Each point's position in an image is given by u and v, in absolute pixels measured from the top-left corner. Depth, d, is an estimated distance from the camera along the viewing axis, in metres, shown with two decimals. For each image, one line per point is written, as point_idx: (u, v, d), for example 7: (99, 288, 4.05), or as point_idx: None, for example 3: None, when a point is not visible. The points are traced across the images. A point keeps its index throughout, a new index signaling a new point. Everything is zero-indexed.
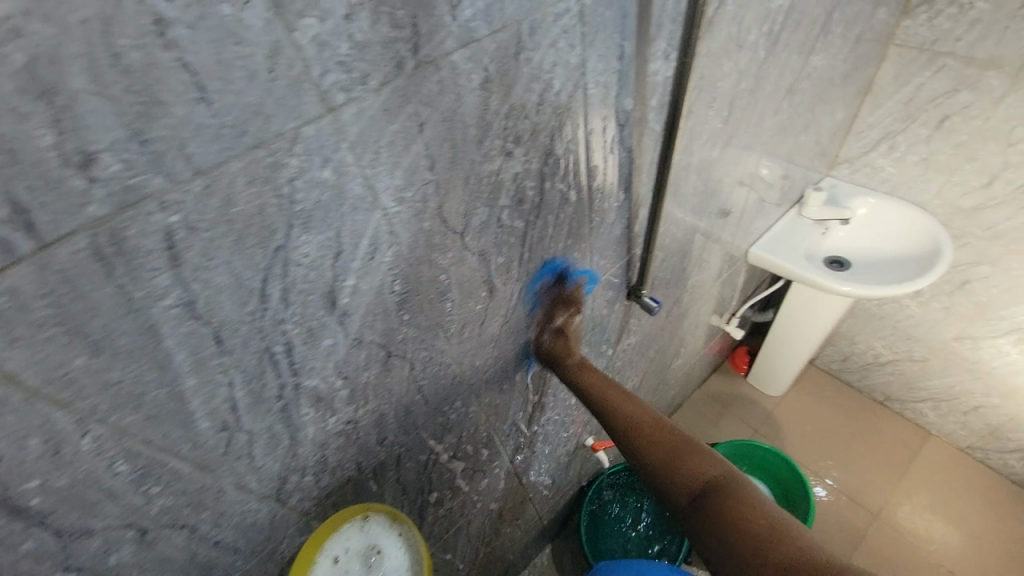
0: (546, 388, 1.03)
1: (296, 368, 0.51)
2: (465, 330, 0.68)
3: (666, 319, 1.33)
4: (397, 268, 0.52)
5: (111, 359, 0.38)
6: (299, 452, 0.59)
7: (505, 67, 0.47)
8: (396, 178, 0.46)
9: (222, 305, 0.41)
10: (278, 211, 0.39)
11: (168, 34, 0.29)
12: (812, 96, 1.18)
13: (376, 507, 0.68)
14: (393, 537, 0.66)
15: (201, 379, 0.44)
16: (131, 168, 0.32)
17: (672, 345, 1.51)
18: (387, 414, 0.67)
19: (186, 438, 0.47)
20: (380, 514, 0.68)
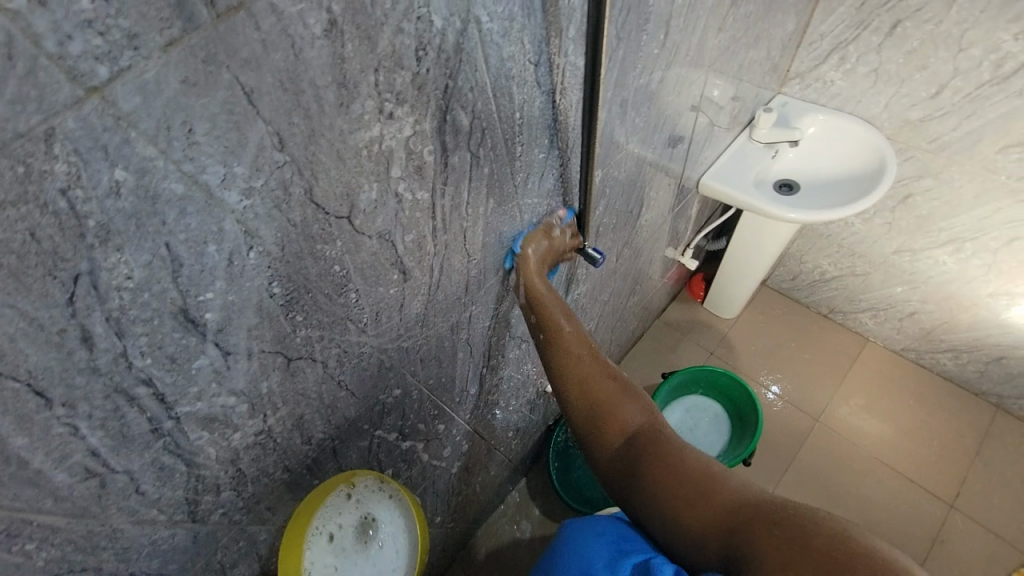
0: (496, 351, 0.98)
1: (168, 398, 0.44)
2: (382, 316, 0.61)
3: (618, 261, 1.30)
4: (271, 270, 0.44)
5: None
6: (205, 473, 0.53)
7: (356, 5, 0.37)
8: (235, 166, 0.36)
9: (25, 353, 0.33)
10: (64, 233, 0.31)
11: None
12: (759, 5, 1.08)
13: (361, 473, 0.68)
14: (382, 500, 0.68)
15: (36, 435, 0.37)
16: None
17: (627, 284, 1.50)
18: (307, 416, 0.61)
19: (45, 495, 0.41)
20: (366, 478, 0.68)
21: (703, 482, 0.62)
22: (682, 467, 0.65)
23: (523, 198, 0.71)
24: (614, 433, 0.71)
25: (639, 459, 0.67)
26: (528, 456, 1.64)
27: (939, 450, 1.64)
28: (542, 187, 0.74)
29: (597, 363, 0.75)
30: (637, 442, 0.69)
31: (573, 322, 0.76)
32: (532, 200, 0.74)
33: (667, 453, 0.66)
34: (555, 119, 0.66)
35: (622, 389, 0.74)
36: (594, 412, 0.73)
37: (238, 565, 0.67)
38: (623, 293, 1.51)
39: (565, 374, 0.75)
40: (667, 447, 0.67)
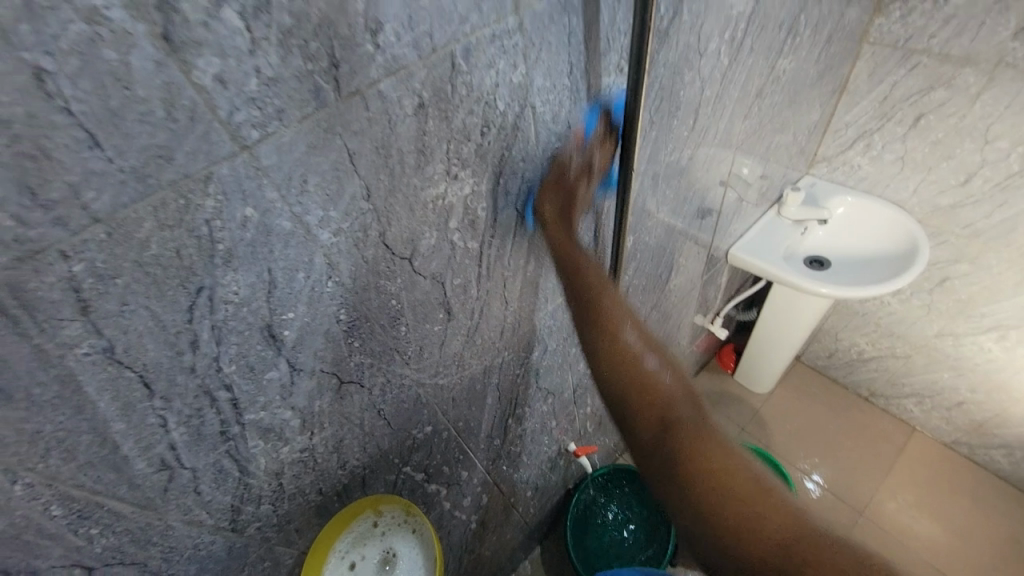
0: (523, 399, 1.01)
1: (239, 403, 0.49)
2: (425, 351, 0.67)
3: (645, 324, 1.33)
4: (342, 298, 0.51)
5: (27, 409, 0.36)
6: (252, 482, 0.57)
7: (440, 92, 0.46)
8: (330, 210, 0.45)
9: (145, 348, 0.40)
10: (198, 253, 0.38)
11: (48, 86, 0.28)
12: (784, 97, 1.18)
13: (388, 500, 0.70)
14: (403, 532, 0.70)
15: (133, 424, 0.43)
16: (24, 223, 0.30)
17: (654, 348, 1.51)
18: (346, 439, 0.65)
19: (122, 481, 0.46)
20: (392, 507, 0.71)
21: (759, 511, 0.58)
22: (723, 475, 0.61)
23: None
24: (649, 416, 0.66)
25: (676, 461, 0.62)
26: (545, 520, 1.58)
27: (1002, 557, 1.48)
28: (577, 246, 0.81)
29: (636, 361, 0.69)
30: (677, 433, 0.64)
31: (600, 281, 0.71)
32: None
33: (706, 458, 0.62)
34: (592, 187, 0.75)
35: (665, 386, 0.68)
36: (630, 408, 0.67)
37: None
38: None
39: (589, 322, 0.69)
40: (708, 446, 0.63)
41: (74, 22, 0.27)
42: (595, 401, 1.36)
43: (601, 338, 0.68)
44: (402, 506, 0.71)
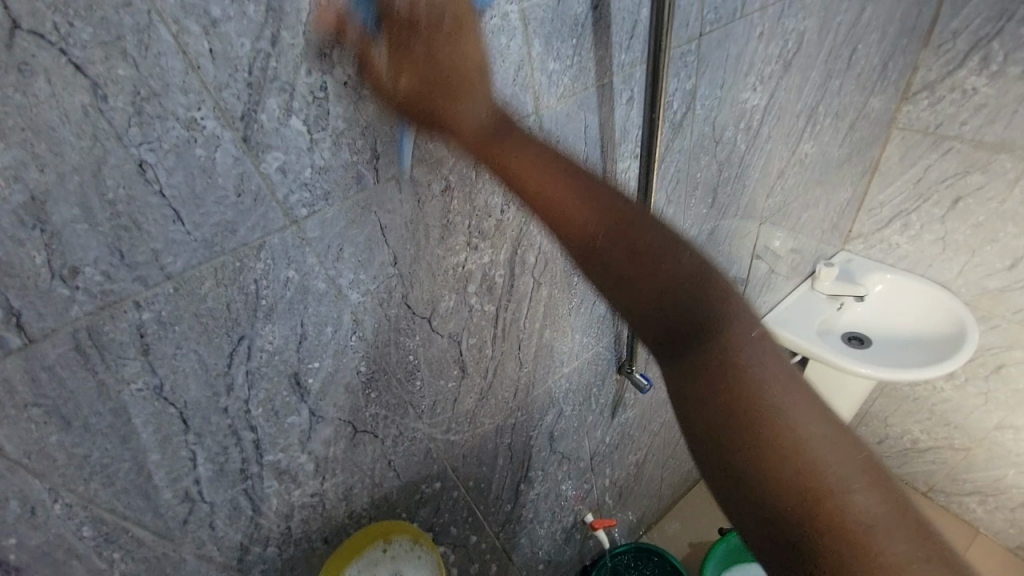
0: (536, 462, 1.00)
1: (261, 443, 0.53)
2: (438, 407, 0.70)
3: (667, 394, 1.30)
4: (364, 353, 0.56)
5: (82, 435, 0.41)
6: (263, 522, 0.60)
7: (465, 176, 0.53)
8: (360, 274, 0.50)
9: (188, 387, 0.45)
10: (245, 307, 0.44)
11: (149, 174, 0.35)
12: (810, 177, 1.20)
13: (400, 529, 0.69)
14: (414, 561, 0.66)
15: (166, 456, 0.47)
16: (111, 278, 0.37)
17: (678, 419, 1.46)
18: (355, 487, 0.67)
19: (149, 510, 0.49)
20: (403, 536, 0.68)
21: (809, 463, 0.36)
22: (831, 495, 0.35)
23: (574, 320, 0.81)
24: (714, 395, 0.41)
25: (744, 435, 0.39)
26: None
27: None
28: (593, 313, 0.84)
29: (720, 303, 0.43)
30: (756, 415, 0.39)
31: None
32: (583, 322, 0.84)
33: (813, 459, 0.36)
34: None
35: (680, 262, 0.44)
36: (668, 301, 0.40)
37: None
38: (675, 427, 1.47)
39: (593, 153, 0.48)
40: (812, 442, 0.37)
41: (176, 128, 0.35)
42: (613, 471, 1.31)
43: (642, 287, 0.44)
44: (412, 534, 0.68)
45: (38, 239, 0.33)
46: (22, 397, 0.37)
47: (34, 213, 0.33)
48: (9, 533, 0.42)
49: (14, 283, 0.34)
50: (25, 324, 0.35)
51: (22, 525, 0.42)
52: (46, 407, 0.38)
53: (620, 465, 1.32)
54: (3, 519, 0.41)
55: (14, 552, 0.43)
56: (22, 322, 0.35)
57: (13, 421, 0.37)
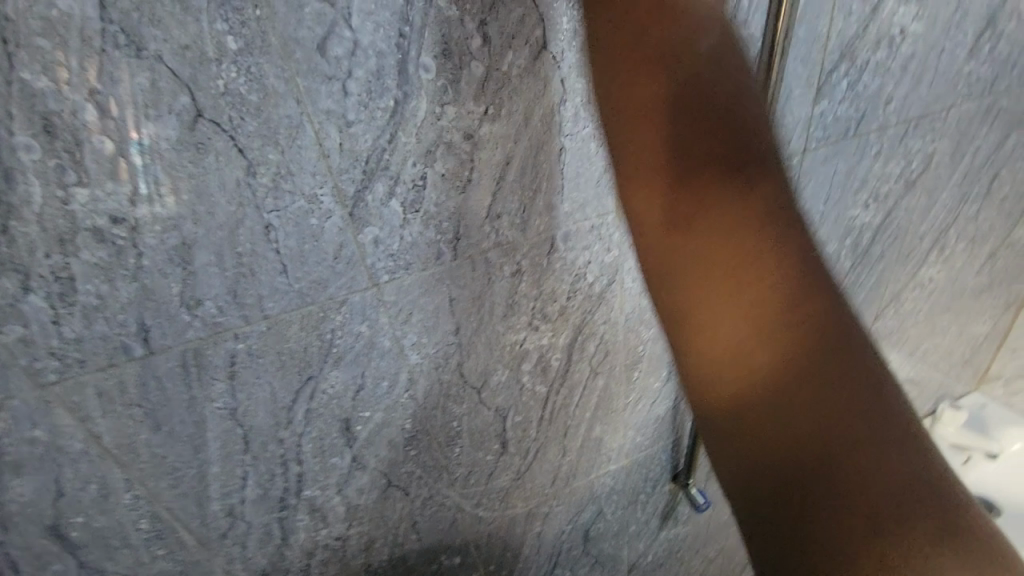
0: (565, 559, 0.92)
1: (303, 476, 0.57)
2: (472, 477, 0.69)
3: (727, 516, 1.15)
4: (412, 411, 0.58)
5: (165, 438, 0.47)
6: (287, 553, 0.62)
7: (537, 262, 0.55)
8: (423, 337, 0.54)
9: (256, 413, 0.50)
10: (318, 352, 0.49)
11: (271, 233, 0.42)
12: (931, 304, 1.06)
13: None
14: None
15: (223, 472, 0.52)
16: (220, 312, 0.44)
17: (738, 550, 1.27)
18: (377, 540, 0.67)
19: (197, 517, 0.53)
20: None
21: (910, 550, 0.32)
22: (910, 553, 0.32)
23: (629, 415, 0.77)
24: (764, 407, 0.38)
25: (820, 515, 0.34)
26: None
27: None
28: (650, 411, 0.79)
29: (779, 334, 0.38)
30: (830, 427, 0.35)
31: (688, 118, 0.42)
32: (638, 420, 0.79)
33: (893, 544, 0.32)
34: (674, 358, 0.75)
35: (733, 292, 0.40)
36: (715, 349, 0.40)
37: None
38: (734, 557, 1.28)
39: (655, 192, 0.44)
40: (889, 455, 0.33)
41: (300, 201, 0.42)
42: None
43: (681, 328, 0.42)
44: None
45: (177, 274, 0.41)
46: (130, 396, 0.44)
47: (180, 254, 0.40)
48: (87, 509, 0.48)
49: (150, 305, 0.41)
50: (149, 338, 0.42)
51: (99, 505, 0.48)
52: (144, 409, 0.45)
53: None
54: (87, 496, 0.47)
55: (86, 527, 0.49)
56: (147, 336, 0.42)
57: (119, 414, 0.44)
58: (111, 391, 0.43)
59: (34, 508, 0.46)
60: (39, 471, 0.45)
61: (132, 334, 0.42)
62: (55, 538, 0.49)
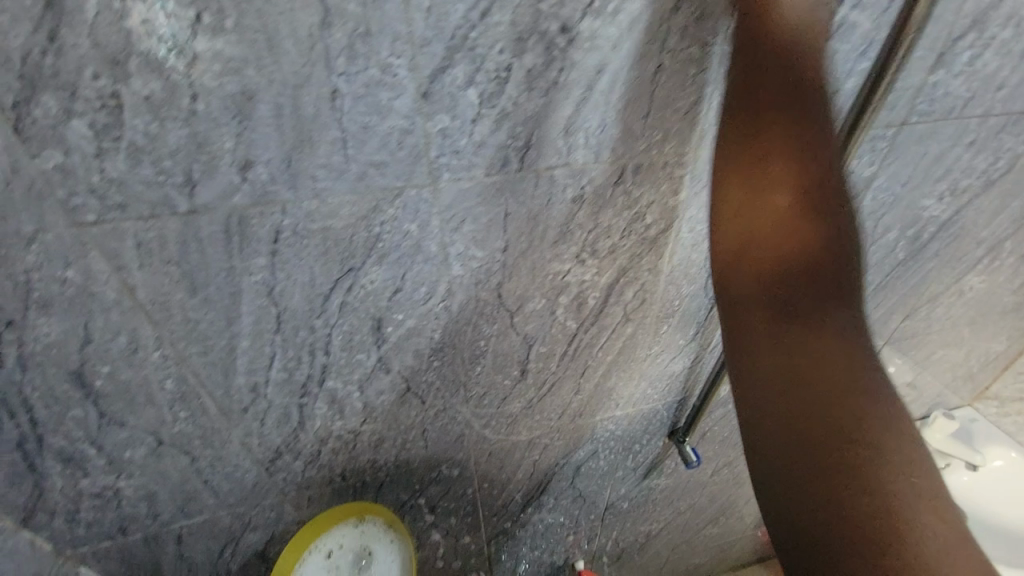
0: (551, 488, 0.97)
1: (327, 367, 0.56)
2: (486, 398, 0.70)
3: (703, 479, 1.20)
4: (443, 323, 0.57)
5: (199, 303, 0.46)
6: (301, 437, 0.63)
7: (600, 191, 0.52)
8: (470, 249, 0.51)
9: (292, 295, 0.49)
10: (363, 243, 0.47)
11: (336, 101, 0.38)
12: (962, 314, 1.04)
13: (374, 510, 0.72)
14: (384, 542, 0.72)
15: (251, 348, 0.51)
16: (271, 179, 0.41)
17: (704, 510, 1.34)
18: (386, 440, 0.69)
19: (222, 387, 0.54)
20: (377, 516, 0.72)
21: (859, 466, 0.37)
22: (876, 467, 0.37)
23: (646, 367, 0.77)
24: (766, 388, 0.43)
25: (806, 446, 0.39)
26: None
27: None
28: (667, 367, 0.79)
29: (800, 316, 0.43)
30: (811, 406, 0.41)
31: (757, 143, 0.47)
32: (653, 373, 0.79)
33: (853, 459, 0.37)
34: (705, 320, 0.73)
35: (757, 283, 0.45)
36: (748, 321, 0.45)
37: (256, 532, 0.73)
38: (702, 515, 1.35)
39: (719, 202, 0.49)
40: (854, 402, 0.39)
41: (372, 69, 0.38)
42: (622, 530, 1.24)
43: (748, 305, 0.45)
44: (388, 518, 0.73)
45: (232, 127, 0.37)
46: (168, 252, 0.42)
47: (237, 105, 0.36)
48: (112, 360, 0.47)
49: (198, 157, 0.38)
50: (194, 194, 0.39)
51: (125, 358, 0.47)
52: (182, 269, 0.43)
53: (630, 528, 1.25)
54: (114, 348, 0.46)
55: (110, 378, 0.48)
56: (192, 191, 0.39)
57: (156, 270, 0.43)
58: (149, 243, 0.41)
59: (60, 350, 0.45)
60: (70, 312, 0.43)
61: (176, 186, 0.39)
62: (75, 385, 0.48)
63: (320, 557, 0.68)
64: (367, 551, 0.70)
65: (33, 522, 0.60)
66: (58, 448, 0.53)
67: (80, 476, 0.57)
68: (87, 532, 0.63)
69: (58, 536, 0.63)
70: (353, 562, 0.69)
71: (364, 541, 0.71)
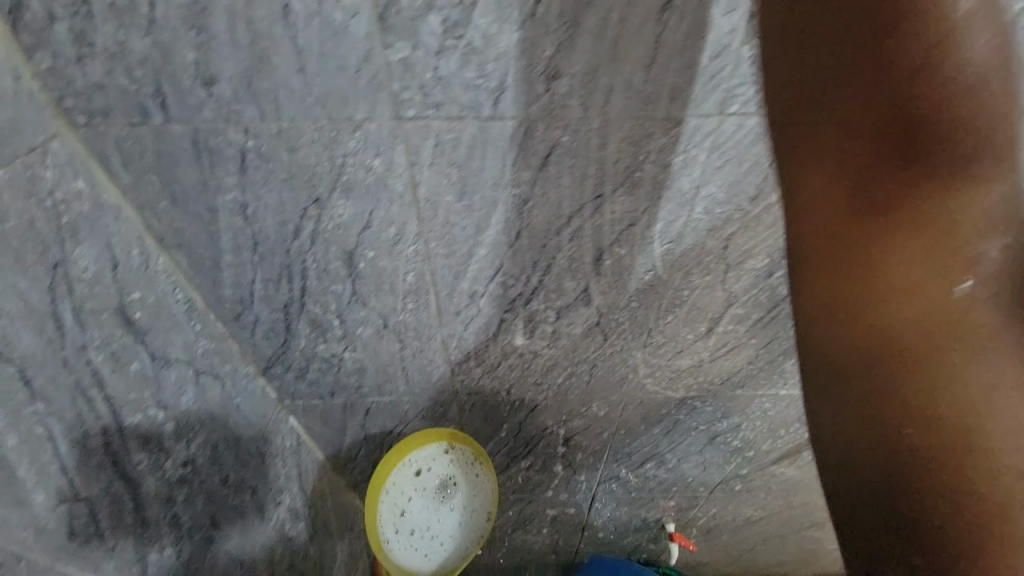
0: (679, 451, 0.96)
1: (537, 287, 0.59)
2: (661, 349, 0.69)
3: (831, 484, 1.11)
4: (659, 266, 0.56)
5: (461, 206, 0.50)
6: (489, 347, 0.68)
7: None
8: (720, 192, 0.49)
9: (538, 213, 0.50)
10: (621, 170, 0.47)
11: (663, 13, 0.37)
12: None
13: (462, 444, 0.81)
14: (467, 472, 0.82)
15: (486, 257, 0.55)
16: (569, 93, 0.41)
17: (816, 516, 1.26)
18: (556, 367, 0.72)
19: (448, 288, 0.59)
20: (463, 449, 0.82)
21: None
22: None
23: None
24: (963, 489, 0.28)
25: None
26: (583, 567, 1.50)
27: None
28: None
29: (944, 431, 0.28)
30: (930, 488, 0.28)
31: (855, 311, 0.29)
32: None
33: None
34: None
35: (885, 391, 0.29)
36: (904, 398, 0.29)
37: (423, 419, 0.84)
38: (812, 517, 1.28)
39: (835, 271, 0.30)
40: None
41: None
42: (726, 508, 1.22)
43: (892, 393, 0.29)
44: (473, 453, 0.82)
45: (559, 33, 0.38)
46: (456, 154, 0.45)
47: (573, 10, 0.36)
48: (378, 246, 0.53)
49: (518, 61, 0.39)
50: (500, 99, 0.41)
51: (388, 246, 0.53)
52: (460, 171, 0.46)
53: (734, 509, 1.22)
54: (383, 235, 0.52)
55: (371, 262, 0.55)
56: (499, 96, 0.41)
57: (440, 169, 0.46)
58: (445, 143, 0.44)
59: (346, 230, 0.51)
60: (364, 197, 0.48)
61: (489, 89, 0.40)
62: (345, 262, 0.55)
63: (411, 471, 0.79)
64: (451, 477, 0.81)
65: (269, 372, 0.70)
66: (311, 315, 0.61)
67: (318, 343, 0.66)
68: (307, 389, 0.74)
69: (284, 387, 0.73)
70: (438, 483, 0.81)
71: (449, 466, 0.81)
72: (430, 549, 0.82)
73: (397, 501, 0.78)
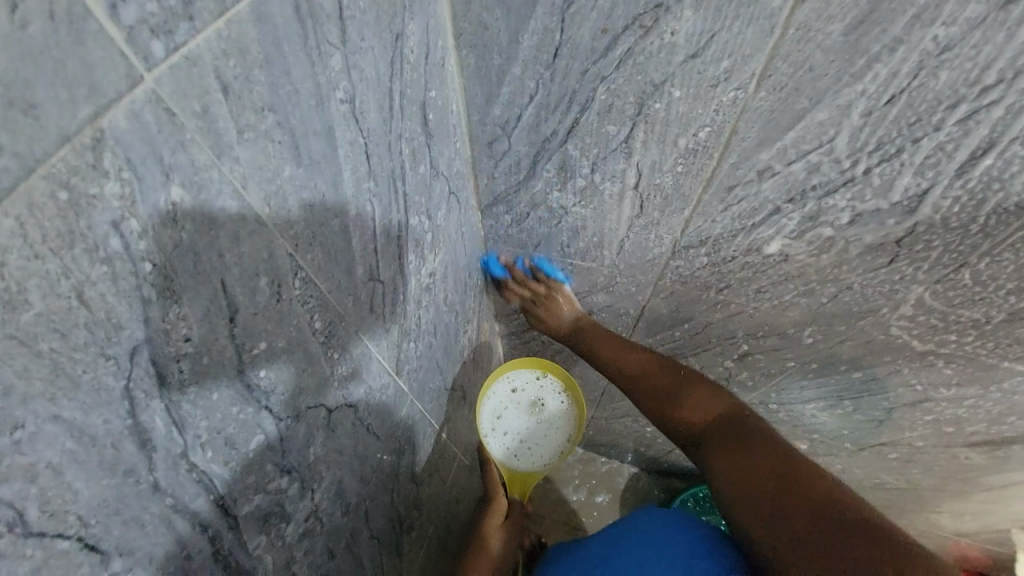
0: (862, 406, 0.86)
1: (854, 177, 0.48)
2: (950, 291, 0.56)
3: (1006, 494, 0.94)
4: None
5: (839, 45, 0.39)
6: (734, 239, 0.60)
7: None
8: None
9: (937, 76, 0.39)
10: None
11: None
12: None
13: (554, 374, 0.93)
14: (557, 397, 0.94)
15: (821, 124, 0.44)
16: None
17: (954, 520, 1.10)
18: (795, 280, 0.63)
19: (740, 156, 0.50)
20: (555, 379, 0.94)
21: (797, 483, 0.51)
22: (819, 484, 0.50)
23: None
24: (773, 450, 0.55)
25: (793, 482, 0.51)
26: (670, 467, 1.55)
27: None
28: None
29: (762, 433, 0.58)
30: (839, 523, 0.46)
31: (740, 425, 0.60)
32: None
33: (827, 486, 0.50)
34: None
35: (735, 424, 0.60)
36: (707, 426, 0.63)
37: (606, 295, 0.82)
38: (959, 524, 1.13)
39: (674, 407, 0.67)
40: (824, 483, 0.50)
41: None
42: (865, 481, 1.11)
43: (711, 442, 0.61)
44: (565, 384, 0.93)
45: None
46: None
47: None
48: (692, 85, 0.45)
49: None
50: None
51: (703, 88, 0.45)
52: None
53: (873, 486, 1.11)
54: (708, 71, 0.44)
55: (669, 104, 0.47)
56: None
57: None
58: None
59: (669, 55, 0.43)
60: (721, 12, 0.39)
61: None
62: (639, 99, 0.48)
63: (508, 387, 0.92)
64: (541, 400, 0.93)
65: (490, 210, 0.70)
66: (565, 157, 0.57)
67: (553, 190, 0.62)
68: (516, 236, 0.74)
69: (497, 227, 0.73)
70: (531, 402, 0.93)
71: (543, 388, 0.94)
72: (523, 457, 0.92)
73: (496, 408, 0.92)
